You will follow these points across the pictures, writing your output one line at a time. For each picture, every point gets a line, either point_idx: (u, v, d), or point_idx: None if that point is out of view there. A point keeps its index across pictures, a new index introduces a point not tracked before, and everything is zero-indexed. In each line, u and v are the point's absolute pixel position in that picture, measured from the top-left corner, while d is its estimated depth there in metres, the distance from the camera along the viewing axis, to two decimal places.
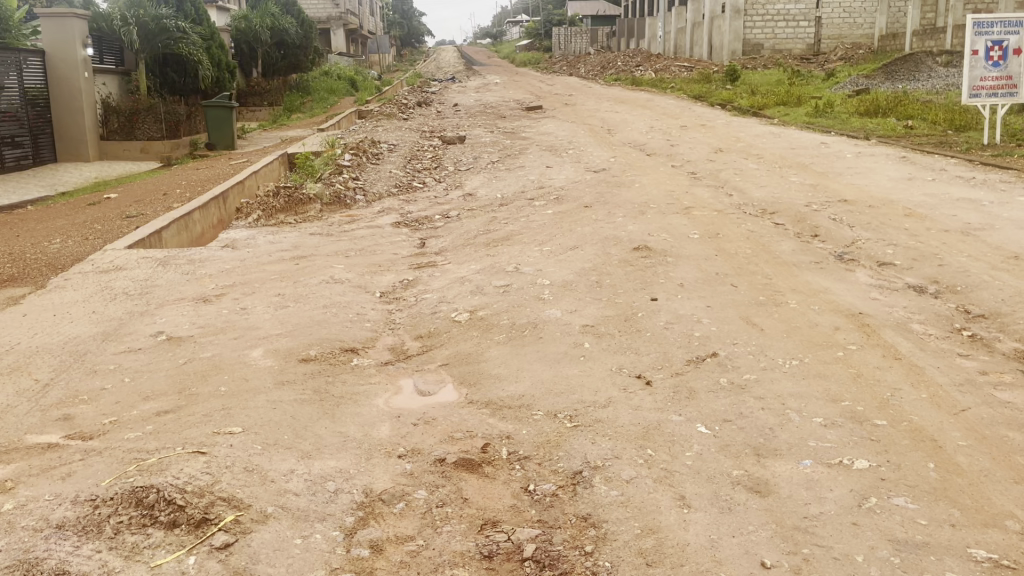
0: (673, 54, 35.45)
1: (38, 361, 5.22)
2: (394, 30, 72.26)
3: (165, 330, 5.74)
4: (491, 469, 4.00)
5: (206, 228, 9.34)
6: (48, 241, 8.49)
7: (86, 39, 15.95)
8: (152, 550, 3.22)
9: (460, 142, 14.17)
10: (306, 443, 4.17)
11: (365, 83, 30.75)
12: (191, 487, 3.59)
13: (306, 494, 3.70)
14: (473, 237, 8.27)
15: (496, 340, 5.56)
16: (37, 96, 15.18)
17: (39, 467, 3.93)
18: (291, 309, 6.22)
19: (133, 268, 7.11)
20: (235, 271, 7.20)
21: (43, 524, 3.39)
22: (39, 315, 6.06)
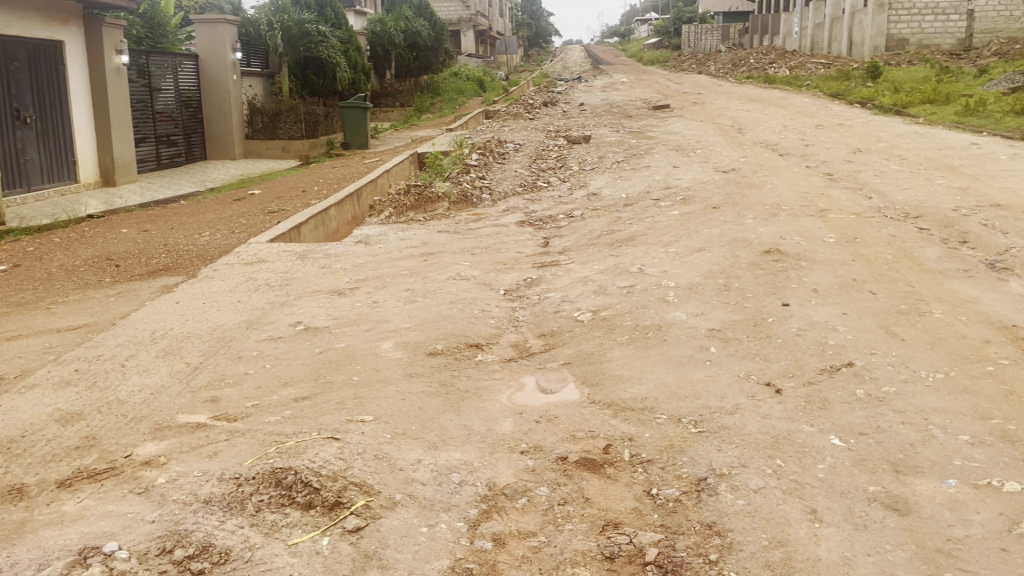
0: (810, 50, 34.03)
1: (189, 346, 5.60)
2: (524, 30, 72.92)
3: (303, 321, 6.03)
4: (614, 471, 3.99)
5: (340, 225, 9.73)
6: (199, 233, 9.09)
7: (236, 43, 16.94)
8: (289, 529, 3.40)
9: (586, 141, 14.14)
10: (432, 435, 4.28)
11: (493, 83, 31.22)
12: (326, 471, 3.78)
13: (432, 484, 3.80)
14: (597, 237, 8.26)
15: (619, 341, 5.52)
16: (190, 98, 16.28)
17: (190, 444, 4.22)
18: (419, 304, 6.39)
19: (275, 261, 7.51)
20: (368, 265, 7.48)
21: (192, 499, 3.64)
22: (190, 303, 6.49)
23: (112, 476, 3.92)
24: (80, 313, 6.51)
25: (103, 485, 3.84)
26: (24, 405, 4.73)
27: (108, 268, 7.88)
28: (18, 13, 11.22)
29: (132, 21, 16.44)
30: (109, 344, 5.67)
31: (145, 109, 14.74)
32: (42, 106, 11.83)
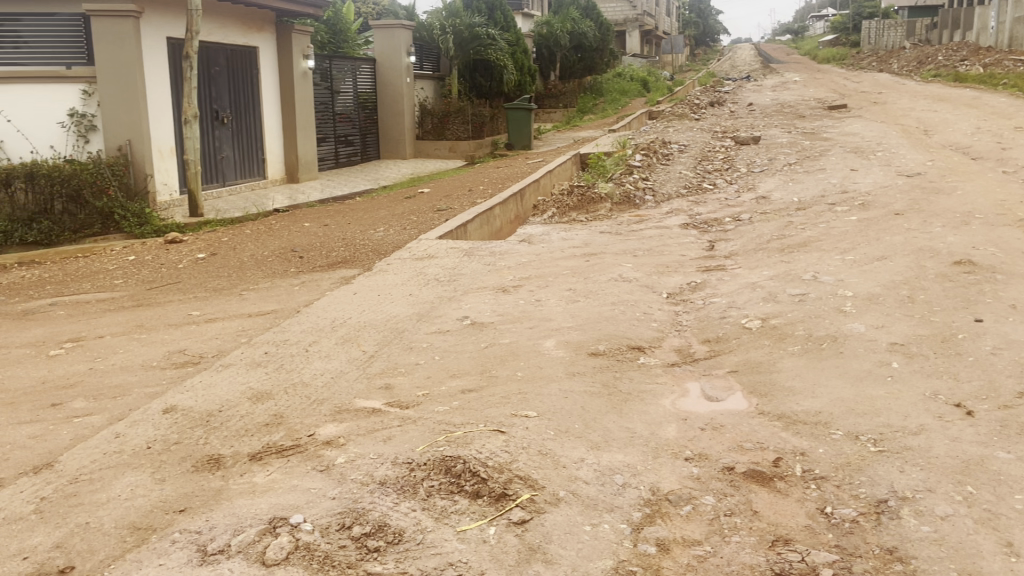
0: (1008, 46, 31.24)
1: (366, 335, 5.91)
2: (690, 29, 71.42)
3: (469, 316, 6.21)
4: (784, 485, 3.84)
5: (504, 224, 9.93)
6: (373, 229, 9.56)
7: (410, 48, 17.67)
8: (457, 516, 3.52)
9: (755, 143, 13.69)
10: (595, 435, 4.29)
11: (657, 84, 30.86)
12: (493, 462, 3.88)
13: (595, 484, 3.81)
14: (766, 242, 7.97)
15: (790, 350, 5.31)
16: (366, 100, 17.16)
17: (366, 428, 4.45)
18: (582, 304, 6.42)
19: (443, 257, 7.77)
20: (531, 264, 7.59)
21: (369, 479, 3.84)
22: (366, 295, 6.85)
23: (297, 453, 4.21)
24: (268, 300, 7.02)
25: (289, 460, 4.12)
26: (221, 382, 5.17)
27: (293, 259, 8.45)
28: (219, 21, 12.21)
29: (318, 28, 17.65)
30: (294, 330, 6.08)
31: (326, 111, 15.71)
32: (238, 107, 12.83)
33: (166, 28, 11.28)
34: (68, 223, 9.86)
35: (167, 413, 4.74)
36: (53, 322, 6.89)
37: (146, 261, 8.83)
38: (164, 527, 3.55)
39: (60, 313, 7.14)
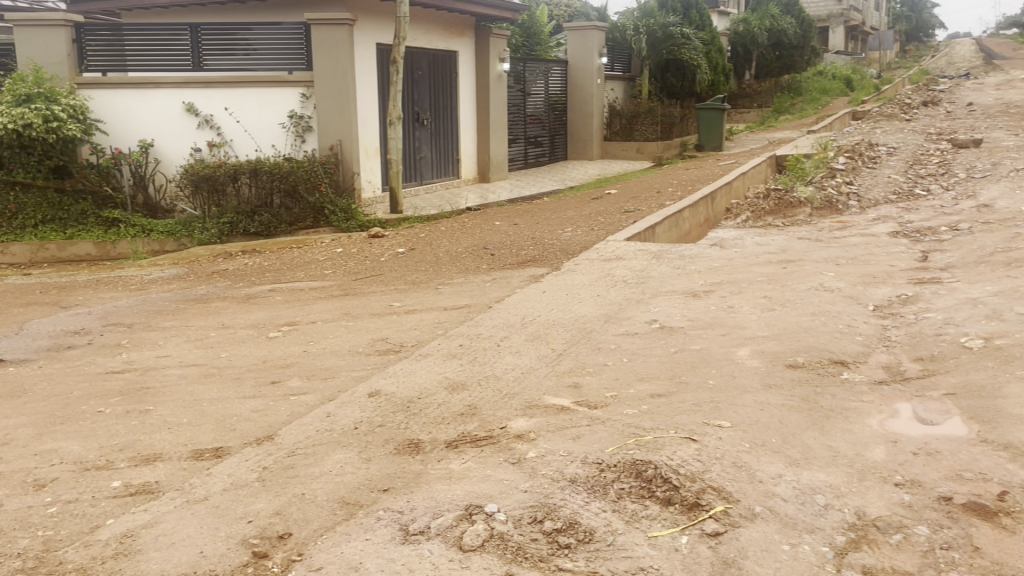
0: None
1: (555, 333, 5.99)
2: (901, 24, 66.52)
3: (658, 319, 6.14)
4: (1012, 521, 3.49)
5: (693, 227, 9.72)
6: (562, 229, 9.66)
7: (602, 49, 17.72)
8: (649, 521, 3.49)
9: (976, 145, 12.54)
10: (794, 451, 4.10)
11: (862, 82, 29.00)
12: (685, 470, 3.81)
13: (795, 502, 3.64)
14: (989, 254, 7.28)
15: (1018, 374, 4.81)
16: (557, 101, 17.41)
17: (556, 425, 4.50)
18: (778, 313, 6.16)
19: (632, 259, 7.72)
20: (724, 269, 7.38)
21: (559, 476, 3.88)
22: (555, 293, 6.94)
23: (490, 444, 4.33)
24: (462, 294, 7.28)
25: (483, 450, 4.25)
26: (420, 370, 5.43)
27: (485, 256, 8.71)
28: (423, 27, 12.80)
29: (513, 31, 18.11)
30: (488, 324, 6.27)
31: (518, 112, 16.08)
32: (438, 109, 13.39)
33: (375, 35, 11.99)
34: (285, 216, 10.90)
35: (372, 397, 5.04)
36: (272, 306, 7.53)
37: (352, 253, 9.44)
38: (370, 504, 3.77)
39: (278, 299, 7.79)
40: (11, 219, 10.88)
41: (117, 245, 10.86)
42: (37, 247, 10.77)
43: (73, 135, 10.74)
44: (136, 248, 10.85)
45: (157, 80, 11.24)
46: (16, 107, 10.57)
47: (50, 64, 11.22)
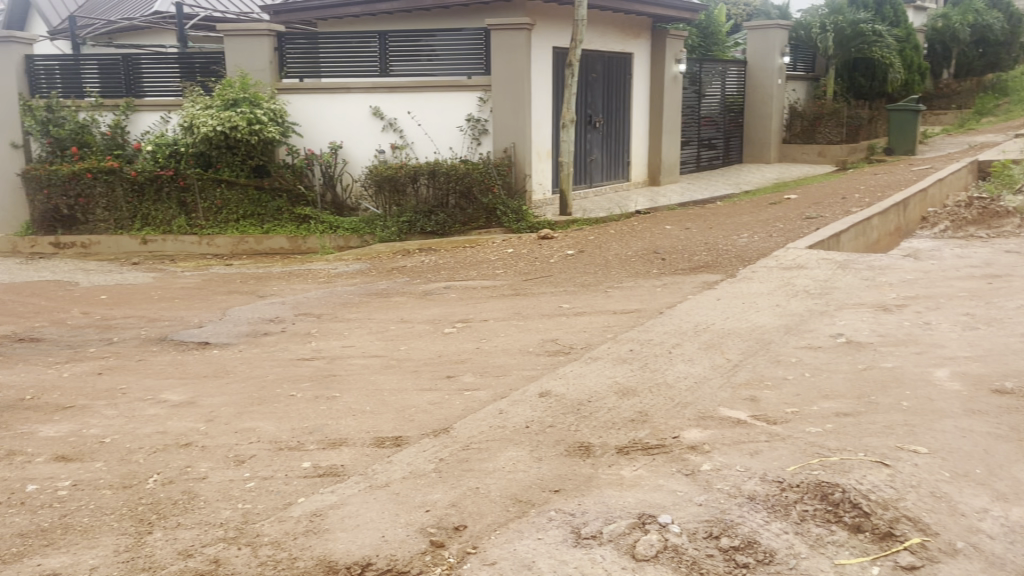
0: None
1: (730, 342, 5.80)
2: None
3: (844, 333, 5.80)
4: None
5: (882, 236, 9.12)
6: (738, 234, 9.35)
7: (785, 48, 17.03)
8: (835, 547, 3.29)
9: None
10: (1002, 484, 3.74)
11: None
12: (876, 497, 3.57)
13: (1003, 541, 3.32)
14: None
15: None
16: (733, 103, 16.91)
17: (732, 438, 4.35)
18: (982, 332, 5.65)
19: (814, 268, 7.36)
20: (919, 282, 6.87)
21: (736, 492, 3.75)
22: (731, 301, 6.72)
23: (662, 453, 4.25)
24: (632, 299, 7.21)
25: (656, 459, 4.18)
26: (591, 373, 5.43)
27: (656, 260, 8.58)
28: (600, 30, 12.80)
29: (690, 31, 17.81)
30: (659, 330, 6.16)
31: (692, 114, 15.75)
32: (611, 112, 13.34)
33: (551, 39, 12.11)
34: (459, 216, 11.25)
35: (543, 397, 5.09)
36: (446, 303, 7.78)
37: (523, 254, 9.59)
38: (542, 504, 3.80)
39: (452, 296, 8.04)
40: (217, 213, 12.08)
41: (307, 240, 11.64)
42: (239, 239, 11.82)
43: (273, 137, 11.62)
44: (323, 243, 11.57)
45: (347, 85, 11.92)
46: (225, 111, 11.59)
47: (255, 72, 12.13)
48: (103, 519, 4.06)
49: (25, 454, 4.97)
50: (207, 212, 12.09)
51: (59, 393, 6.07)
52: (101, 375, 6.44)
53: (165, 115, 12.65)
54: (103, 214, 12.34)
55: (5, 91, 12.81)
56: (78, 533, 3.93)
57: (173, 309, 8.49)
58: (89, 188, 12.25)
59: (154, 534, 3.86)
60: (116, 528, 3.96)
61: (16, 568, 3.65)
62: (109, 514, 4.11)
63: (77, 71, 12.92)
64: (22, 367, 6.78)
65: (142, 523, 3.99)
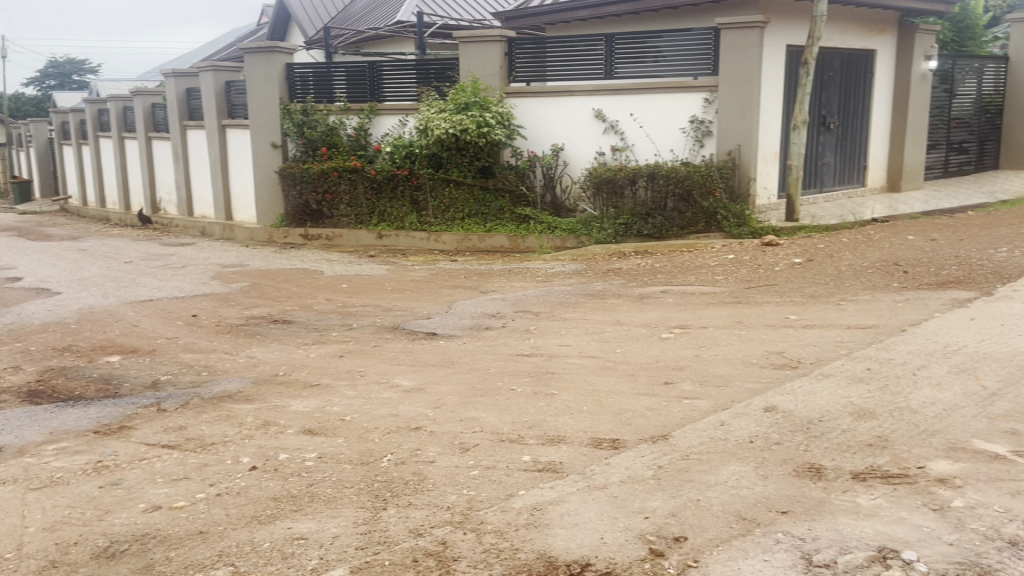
0: None
1: (986, 368, 5.24)
2: None
3: None
4: None
5: None
6: (994, 248, 8.43)
7: None
8: None
9: None
10: None
11: None
12: None
13: None
14: None
15: None
16: (991, 103, 15.28)
17: (988, 474, 3.93)
18: None
19: None
20: None
21: (995, 536, 3.39)
22: (987, 322, 6.07)
23: (905, 483, 3.91)
24: (869, 314, 6.71)
25: (897, 489, 3.86)
26: (822, 391, 5.11)
27: (896, 273, 7.94)
28: (840, 26, 12.03)
29: (941, 25, 16.31)
30: (901, 349, 5.70)
31: (941, 115, 14.42)
32: (848, 113, 12.51)
33: (785, 37, 11.56)
34: (678, 220, 11.07)
35: (769, 412, 4.87)
36: (665, 308, 7.67)
37: (745, 260, 9.24)
38: (768, 523, 3.64)
39: (670, 300, 7.92)
40: (445, 212, 12.77)
41: (526, 239, 11.96)
42: (463, 236, 12.41)
43: (499, 139, 12.06)
44: (541, 243, 11.82)
45: (573, 88, 12.07)
46: (457, 114, 12.19)
47: (486, 76, 12.63)
48: (344, 491, 4.40)
49: (278, 425, 5.50)
50: (437, 210, 12.82)
51: (306, 372, 6.67)
52: (342, 357, 7.00)
53: (403, 118, 13.48)
54: (345, 209, 13.52)
55: (268, 97, 14.23)
56: (322, 502, 4.29)
57: (404, 300, 9.04)
58: (335, 185, 13.46)
59: (388, 510, 4.12)
60: (354, 501, 4.27)
61: (270, 528, 4.04)
62: (349, 487, 4.45)
63: (328, 77, 14.08)
64: (276, 346, 7.53)
65: (377, 499, 4.28)
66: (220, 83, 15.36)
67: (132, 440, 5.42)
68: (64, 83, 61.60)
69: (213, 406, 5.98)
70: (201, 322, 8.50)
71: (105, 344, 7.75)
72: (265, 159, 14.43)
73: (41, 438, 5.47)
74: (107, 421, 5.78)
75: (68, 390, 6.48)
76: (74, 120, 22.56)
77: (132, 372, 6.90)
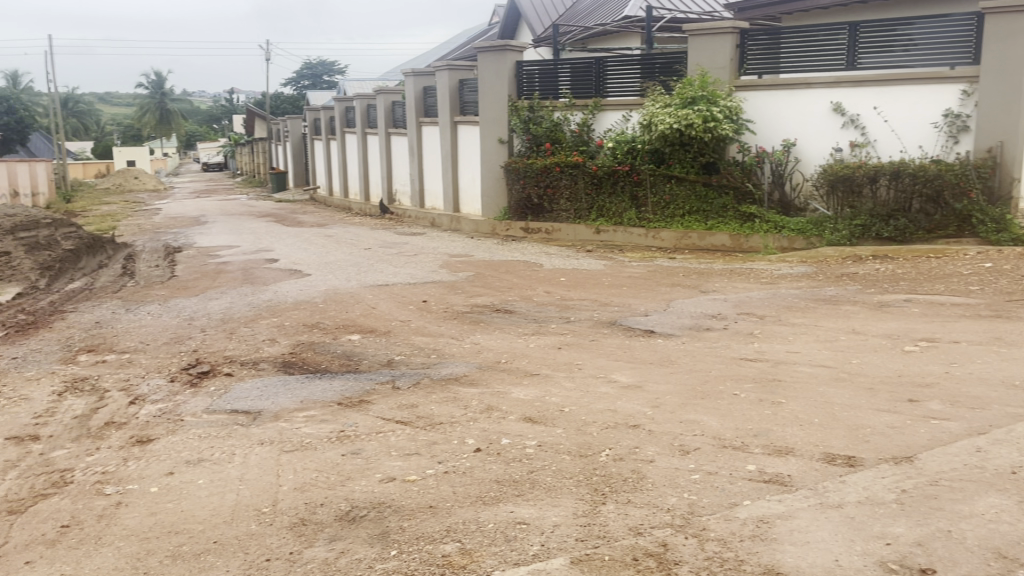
0: None
1: None
2: None
3: None
4: None
5: None
6: None
7: None
8: None
9: None
10: None
11: None
12: None
13: None
14: None
15: None
16: None
17: None
18: None
19: None
20: None
21: None
22: None
23: None
24: None
25: None
26: None
27: None
28: None
29: None
30: None
31: None
32: None
33: None
34: (923, 222, 10.18)
35: None
36: (907, 318, 7.07)
37: (1005, 269, 8.31)
38: None
39: (914, 310, 7.28)
40: (665, 208, 12.59)
41: (750, 239, 11.49)
42: (683, 234, 12.16)
43: (726, 135, 11.69)
44: (767, 243, 11.32)
45: (809, 81, 11.43)
46: (683, 109, 11.96)
47: (714, 69, 12.24)
48: (564, 482, 4.46)
49: (501, 410, 5.69)
50: (656, 207, 12.69)
51: (527, 361, 6.85)
52: (561, 349, 7.11)
53: (626, 114, 13.45)
54: (566, 204, 13.77)
55: (497, 94, 14.75)
56: (543, 490, 4.38)
57: (622, 296, 9.02)
58: (557, 180, 13.73)
59: (607, 505, 4.13)
60: (574, 492, 4.32)
61: (494, 510, 4.19)
62: (569, 478, 4.50)
63: (555, 74, 14.36)
64: (499, 334, 7.79)
65: (596, 493, 4.30)
66: (454, 81, 16.14)
67: (370, 413, 5.84)
68: (316, 82, 67.66)
69: (441, 387, 6.30)
70: (431, 308, 9.00)
71: (347, 323, 8.42)
72: (492, 154, 15.01)
73: (293, 405, 6.05)
74: (348, 394, 6.27)
75: (316, 363, 7.11)
76: (324, 117, 24.73)
77: (370, 350, 7.44)
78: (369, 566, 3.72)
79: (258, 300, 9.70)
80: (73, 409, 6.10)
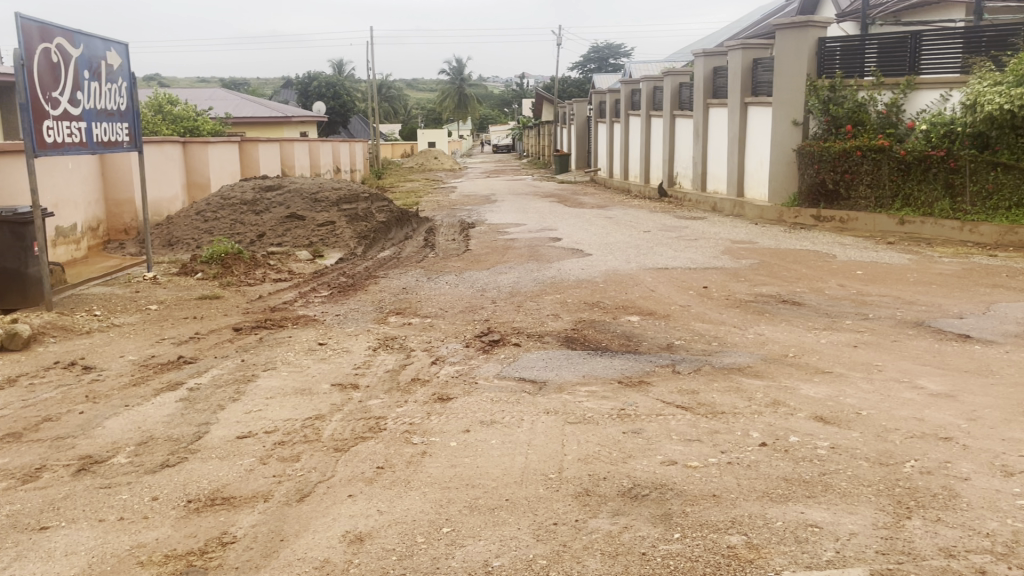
0: None
1: None
2: None
3: None
4: None
5: None
6: None
7: None
8: None
9: None
10: None
11: None
12: None
13: None
14: None
15: None
16: None
17: None
18: None
19: None
20: None
21: None
22: None
23: None
24: None
25: None
26: None
27: None
28: None
29: None
30: None
31: None
32: None
33: None
34: None
35: None
36: None
37: None
38: None
39: None
40: (986, 199, 11.23)
41: None
42: (1008, 229, 10.71)
43: None
44: None
45: None
46: (1016, 88, 10.69)
47: None
48: (861, 489, 4.17)
49: (788, 406, 5.44)
50: (976, 197, 11.35)
51: (818, 357, 6.47)
52: (857, 347, 6.63)
53: (945, 93, 12.11)
54: (865, 190, 12.79)
55: (795, 73, 13.96)
56: (837, 495, 4.12)
57: (930, 295, 8.20)
58: (857, 165, 12.82)
59: (913, 520, 3.79)
60: (873, 502, 4.02)
61: (783, 508, 4.02)
62: (867, 485, 4.20)
63: (861, 51, 13.33)
64: (786, 327, 7.43)
65: (899, 505, 3.96)
66: (748, 61, 15.52)
67: (651, 394, 5.87)
68: (602, 66, 68.63)
69: (723, 375, 6.16)
70: (713, 294, 8.82)
71: (628, 304, 8.51)
72: (784, 136, 14.26)
73: (577, 379, 6.26)
74: (629, 373, 6.35)
75: (597, 341, 7.28)
76: (610, 100, 25.13)
77: (650, 332, 7.46)
78: (653, 545, 3.75)
79: (542, 276, 10.12)
80: (386, 364, 6.82)
